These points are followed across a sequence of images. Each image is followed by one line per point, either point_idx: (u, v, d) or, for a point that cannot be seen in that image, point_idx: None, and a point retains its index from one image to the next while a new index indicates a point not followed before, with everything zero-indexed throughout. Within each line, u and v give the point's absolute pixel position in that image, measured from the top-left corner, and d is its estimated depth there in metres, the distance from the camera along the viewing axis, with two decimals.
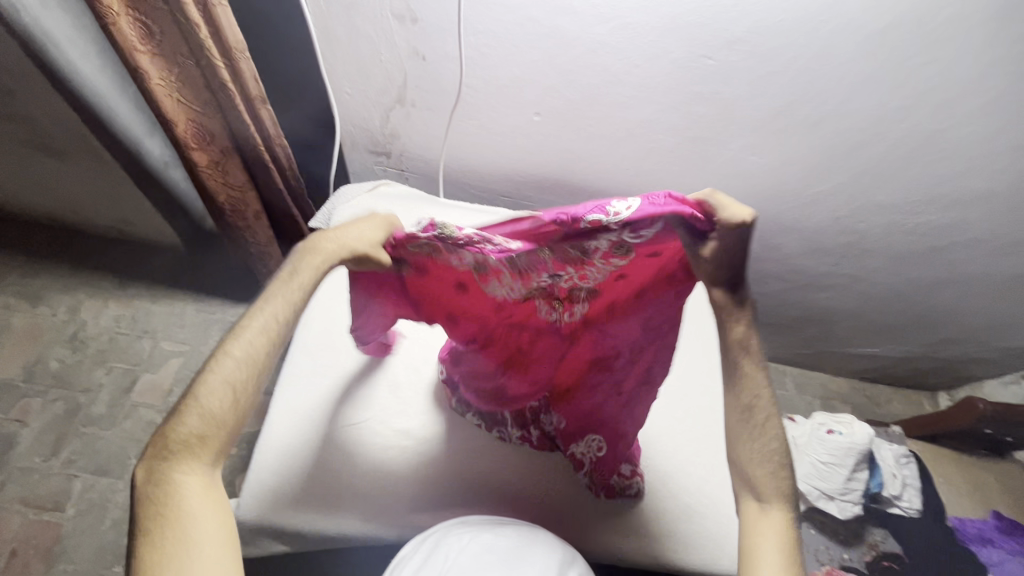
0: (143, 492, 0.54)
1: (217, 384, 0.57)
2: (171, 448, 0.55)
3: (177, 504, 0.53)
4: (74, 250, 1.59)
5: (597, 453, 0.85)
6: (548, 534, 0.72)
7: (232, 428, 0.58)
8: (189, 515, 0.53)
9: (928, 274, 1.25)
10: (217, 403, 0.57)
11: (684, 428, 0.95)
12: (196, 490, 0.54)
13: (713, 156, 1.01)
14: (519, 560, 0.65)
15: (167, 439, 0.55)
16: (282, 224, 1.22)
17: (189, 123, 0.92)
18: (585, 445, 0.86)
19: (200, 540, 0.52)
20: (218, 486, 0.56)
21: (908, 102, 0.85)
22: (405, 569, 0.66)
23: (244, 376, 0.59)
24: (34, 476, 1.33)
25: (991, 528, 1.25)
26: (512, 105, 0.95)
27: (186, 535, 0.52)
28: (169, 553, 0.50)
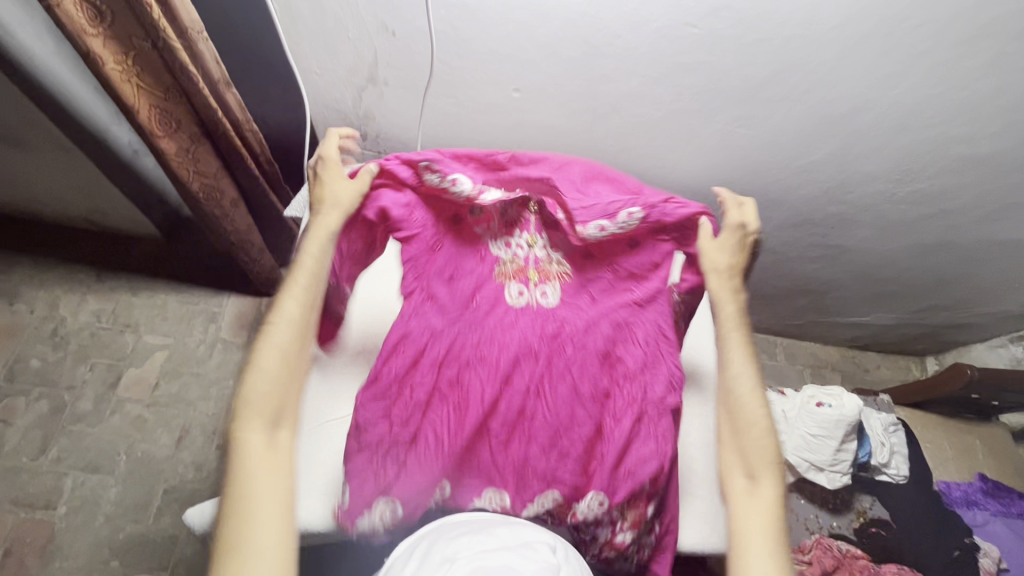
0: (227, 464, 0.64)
1: (279, 335, 0.70)
2: (237, 412, 0.66)
3: (242, 459, 0.63)
4: (45, 244, 1.53)
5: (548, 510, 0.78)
6: (541, 531, 0.69)
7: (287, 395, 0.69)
8: (254, 473, 0.63)
9: (918, 241, 1.24)
10: (270, 367, 0.68)
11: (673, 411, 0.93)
12: (259, 441, 0.65)
13: (701, 129, 0.98)
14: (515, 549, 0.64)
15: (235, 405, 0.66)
16: (258, 207, 1.19)
17: (153, 110, 0.84)
18: (536, 505, 0.78)
19: (259, 501, 0.61)
20: (278, 449, 0.66)
21: (900, 67, 0.81)
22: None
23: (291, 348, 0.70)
24: (23, 476, 1.32)
25: (976, 490, 1.32)
26: (491, 81, 0.91)
27: (250, 499, 0.61)
28: (236, 513, 0.59)
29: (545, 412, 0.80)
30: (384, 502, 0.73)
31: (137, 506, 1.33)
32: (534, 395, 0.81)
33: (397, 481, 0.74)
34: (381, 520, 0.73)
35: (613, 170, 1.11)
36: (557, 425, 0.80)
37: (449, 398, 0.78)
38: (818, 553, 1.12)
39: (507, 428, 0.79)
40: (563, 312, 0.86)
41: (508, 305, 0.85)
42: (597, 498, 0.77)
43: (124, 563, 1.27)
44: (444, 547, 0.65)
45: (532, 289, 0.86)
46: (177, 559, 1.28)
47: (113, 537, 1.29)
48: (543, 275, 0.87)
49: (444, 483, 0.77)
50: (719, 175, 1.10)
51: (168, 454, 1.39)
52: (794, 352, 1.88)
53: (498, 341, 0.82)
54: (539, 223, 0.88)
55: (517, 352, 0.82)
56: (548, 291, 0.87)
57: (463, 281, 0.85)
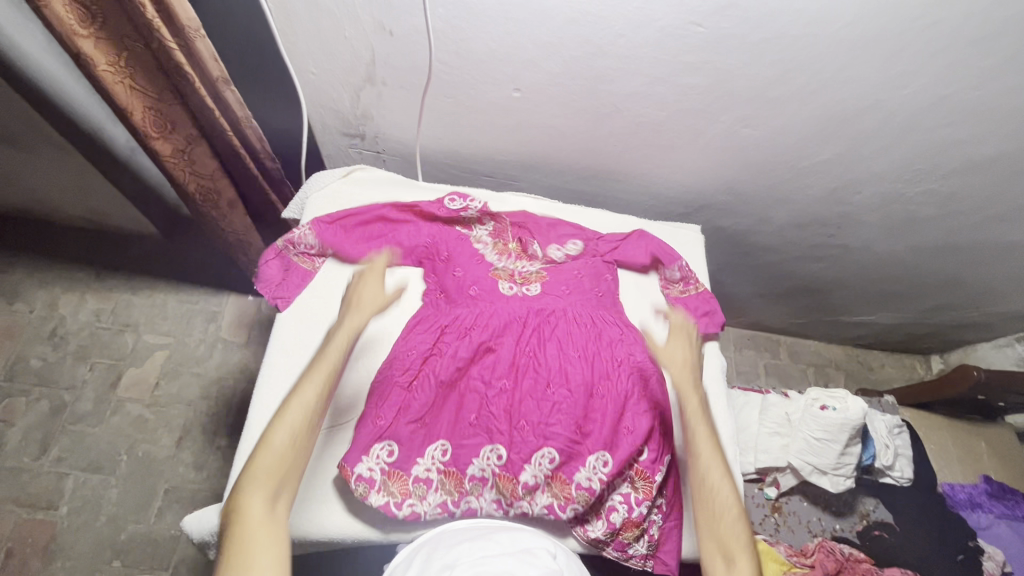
0: (225, 533, 0.59)
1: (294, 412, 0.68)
2: (243, 479, 0.63)
3: (243, 529, 0.59)
4: (44, 243, 1.53)
5: (548, 470, 0.80)
6: (543, 536, 0.68)
7: (296, 464, 0.65)
8: (252, 546, 0.58)
9: (926, 242, 1.22)
10: (283, 436, 0.65)
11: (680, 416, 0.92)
12: (260, 510, 0.60)
13: (706, 129, 0.96)
14: (516, 556, 0.63)
15: (244, 473, 0.63)
16: (258, 206, 1.17)
17: (147, 111, 0.83)
18: (535, 466, 0.80)
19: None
20: (277, 522, 0.60)
21: (911, 67, 0.79)
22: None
23: (305, 417, 0.68)
24: (25, 476, 1.32)
25: (981, 492, 1.30)
26: (491, 81, 0.89)
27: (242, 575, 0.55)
28: None
29: (535, 370, 0.87)
30: (381, 445, 0.78)
31: (138, 506, 1.33)
32: (524, 356, 0.88)
33: (393, 427, 0.79)
34: (379, 464, 0.77)
35: (617, 170, 1.09)
36: (546, 383, 0.86)
37: (445, 355, 0.86)
38: (821, 556, 1.11)
39: (500, 382, 0.86)
40: (547, 297, 0.93)
41: (501, 295, 0.92)
42: (598, 456, 0.81)
43: (126, 563, 1.27)
44: (443, 556, 0.64)
45: (520, 286, 0.93)
46: (178, 559, 1.28)
47: (114, 537, 1.29)
48: (527, 278, 0.95)
49: (441, 439, 0.81)
50: (724, 175, 1.08)
51: (169, 454, 1.39)
52: (797, 351, 1.86)
53: (490, 309, 0.90)
54: (521, 251, 0.99)
55: (507, 319, 0.90)
56: (532, 287, 0.94)
57: (460, 266, 0.93)
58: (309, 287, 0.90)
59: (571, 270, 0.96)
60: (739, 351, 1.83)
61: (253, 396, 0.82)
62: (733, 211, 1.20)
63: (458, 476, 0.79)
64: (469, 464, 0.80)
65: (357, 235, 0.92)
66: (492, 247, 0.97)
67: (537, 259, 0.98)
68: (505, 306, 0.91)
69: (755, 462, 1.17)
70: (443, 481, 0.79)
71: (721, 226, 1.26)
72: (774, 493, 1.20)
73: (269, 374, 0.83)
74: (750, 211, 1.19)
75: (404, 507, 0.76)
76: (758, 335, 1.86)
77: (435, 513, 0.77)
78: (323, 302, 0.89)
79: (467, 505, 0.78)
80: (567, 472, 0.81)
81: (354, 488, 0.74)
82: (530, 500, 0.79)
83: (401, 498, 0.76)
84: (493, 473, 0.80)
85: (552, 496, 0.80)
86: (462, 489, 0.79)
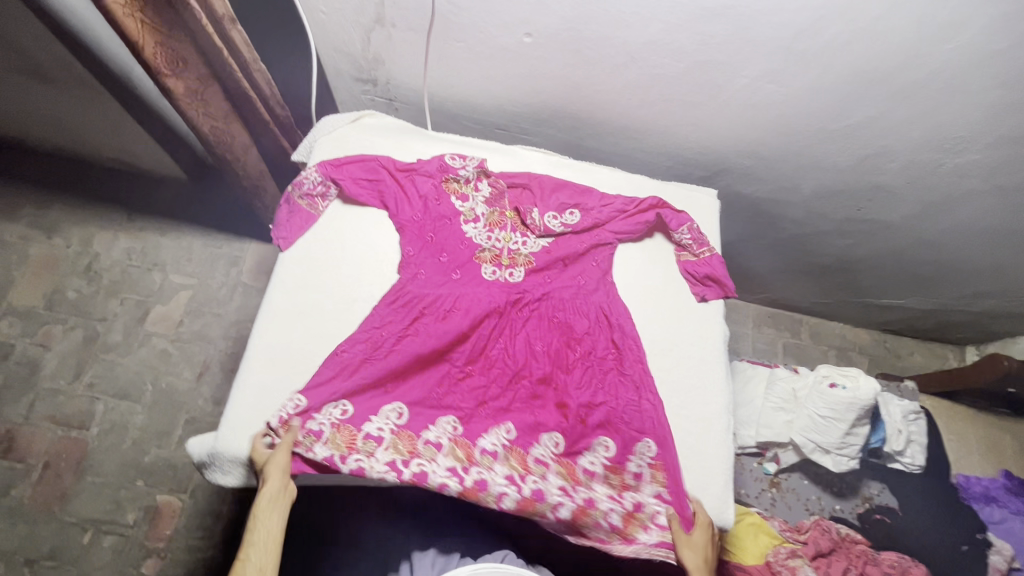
0: None
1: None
2: None
3: None
4: (81, 181, 1.60)
5: (505, 441, 0.80)
6: None
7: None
8: None
9: (966, 221, 1.13)
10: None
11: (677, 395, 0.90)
12: None
13: (726, 85, 0.90)
14: None
15: None
16: (271, 151, 1.19)
17: (159, 48, 0.83)
18: (492, 436, 0.80)
19: None
20: None
21: (958, 17, 0.72)
22: None
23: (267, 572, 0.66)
24: (60, 397, 1.42)
25: (997, 486, 1.25)
26: (500, 24, 0.86)
27: None
28: None
29: (506, 360, 0.87)
30: (334, 404, 0.78)
31: (160, 434, 1.41)
32: (496, 347, 0.87)
33: (345, 382, 0.78)
34: (331, 419, 0.76)
35: (632, 127, 1.05)
36: (515, 372, 0.86)
37: (421, 334, 0.84)
38: (815, 535, 1.10)
39: (468, 368, 0.85)
40: (530, 282, 0.92)
41: (481, 280, 0.90)
42: (552, 436, 0.82)
43: (149, 483, 1.37)
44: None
45: (503, 271, 0.92)
46: (194, 484, 1.37)
47: (138, 459, 1.39)
48: (513, 261, 0.93)
49: (398, 403, 0.80)
50: (745, 136, 1.02)
51: (190, 387, 1.46)
52: (819, 333, 1.80)
53: (470, 295, 0.88)
54: (519, 222, 0.96)
55: (486, 304, 0.88)
56: (516, 272, 0.92)
57: (447, 240, 0.92)
58: (313, 228, 0.91)
59: (560, 247, 0.95)
60: (757, 328, 1.78)
61: (252, 334, 0.84)
62: (754, 177, 1.14)
63: (411, 438, 0.77)
64: (425, 431, 0.79)
65: (353, 177, 0.92)
66: (482, 218, 0.95)
67: (535, 230, 0.94)
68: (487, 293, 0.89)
69: (756, 436, 1.15)
70: (395, 441, 0.76)
71: (742, 193, 1.21)
72: (773, 468, 1.19)
73: (270, 310, 0.85)
74: (772, 178, 1.13)
75: (350, 462, 0.73)
76: (779, 313, 1.80)
77: (384, 470, 0.73)
78: (322, 249, 0.90)
79: (418, 467, 0.75)
80: (524, 445, 0.80)
81: (301, 440, 0.74)
82: (489, 468, 0.77)
83: (349, 452, 0.74)
84: (449, 440, 0.79)
85: (510, 467, 0.78)
86: (414, 450, 0.76)
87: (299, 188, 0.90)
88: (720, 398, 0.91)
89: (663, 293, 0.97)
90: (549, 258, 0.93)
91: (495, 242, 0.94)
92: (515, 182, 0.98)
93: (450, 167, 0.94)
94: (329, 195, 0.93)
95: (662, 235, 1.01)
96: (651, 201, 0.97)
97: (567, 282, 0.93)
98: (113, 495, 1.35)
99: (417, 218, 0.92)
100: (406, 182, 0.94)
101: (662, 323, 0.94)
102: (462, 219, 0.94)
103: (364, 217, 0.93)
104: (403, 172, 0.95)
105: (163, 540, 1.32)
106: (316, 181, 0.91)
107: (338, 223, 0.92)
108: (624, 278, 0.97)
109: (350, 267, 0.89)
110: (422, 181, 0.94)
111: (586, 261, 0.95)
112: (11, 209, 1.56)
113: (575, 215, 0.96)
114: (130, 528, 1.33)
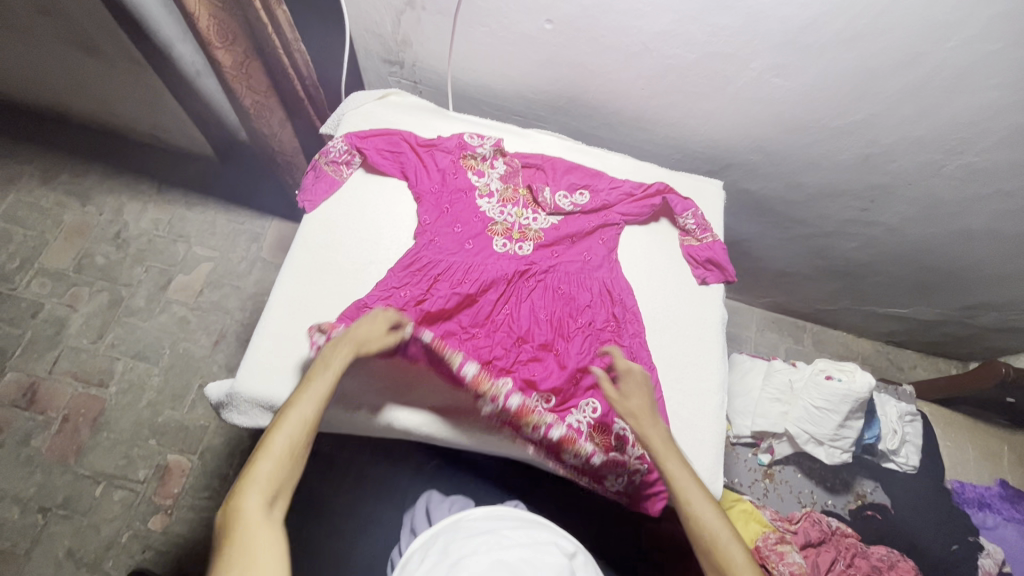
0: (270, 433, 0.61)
1: (251, 497, 0.56)
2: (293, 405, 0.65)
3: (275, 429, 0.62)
4: (118, 154, 1.69)
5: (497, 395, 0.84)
6: (548, 532, 0.74)
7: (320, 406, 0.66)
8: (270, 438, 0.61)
9: (969, 227, 1.15)
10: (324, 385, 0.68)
11: (673, 372, 0.93)
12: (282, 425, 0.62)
13: (735, 78, 0.95)
14: (532, 547, 0.68)
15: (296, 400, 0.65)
16: (301, 127, 1.26)
17: (211, 20, 0.90)
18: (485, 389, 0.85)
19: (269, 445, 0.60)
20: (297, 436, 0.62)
21: (955, 16, 0.76)
22: (423, 563, 0.70)
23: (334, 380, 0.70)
24: (83, 355, 1.49)
25: (992, 493, 1.25)
26: (524, 9, 0.91)
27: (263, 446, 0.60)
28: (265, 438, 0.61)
29: (510, 326, 0.91)
30: None
31: (175, 396, 1.47)
32: (501, 312, 0.91)
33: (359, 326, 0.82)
34: None
35: (644, 118, 1.10)
36: (518, 337, 0.90)
37: (433, 297, 0.87)
38: (805, 526, 1.11)
39: (474, 329, 0.89)
40: (538, 257, 0.97)
41: (493, 252, 0.95)
42: (544, 395, 0.86)
43: (161, 443, 1.42)
44: (459, 547, 0.69)
45: (514, 243, 0.97)
46: (204, 446, 1.42)
47: (153, 419, 1.44)
48: (524, 235, 0.98)
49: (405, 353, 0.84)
50: (753, 130, 1.07)
51: (205, 353, 1.52)
52: (822, 340, 1.82)
53: (481, 265, 0.93)
54: (530, 200, 1.01)
55: (494, 272, 0.93)
56: (526, 245, 0.97)
57: (462, 211, 0.97)
58: (335, 194, 0.96)
59: (567, 225, 0.99)
60: (760, 332, 1.80)
61: (274, 286, 0.89)
62: (759, 173, 1.19)
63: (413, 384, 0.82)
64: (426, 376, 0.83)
65: (376, 149, 0.98)
66: (495, 193, 1.00)
67: (546, 208, 0.99)
68: (495, 263, 0.94)
69: (751, 425, 1.18)
70: None
71: (748, 189, 1.25)
72: (767, 459, 1.21)
73: (290, 265, 0.90)
74: (777, 175, 1.18)
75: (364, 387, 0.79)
76: (782, 318, 1.83)
77: None
78: (342, 213, 0.95)
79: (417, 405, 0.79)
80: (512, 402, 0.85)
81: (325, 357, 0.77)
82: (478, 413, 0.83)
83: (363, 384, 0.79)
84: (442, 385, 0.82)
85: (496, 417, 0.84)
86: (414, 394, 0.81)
87: (326, 155, 0.96)
88: (715, 376, 0.94)
89: (667, 275, 1.01)
90: (555, 236, 0.98)
91: (506, 217, 0.98)
92: (528, 163, 1.03)
93: (469, 145, 1.00)
94: (353, 163, 0.98)
95: (666, 221, 1.05)
96: (659, 186, 1.01)
97: (572, 258, 0.97)
98: (126, 452, 1.40)
99: (434, 190, 0.97)
100: (425, 156, 0.99)
101: (663, 301, 0.98)
102: (477, 193, 0.99)
103: (384, 186, 0.98)
104: (424, 147, 1.00)
105: (170, 497, 1.36)
106: (341, 150, 0.96)
107: (360, 191, 0.97)
108: (628, 257, 1.01)
109: (368, 232, 0.94)
110: (442, 156, 1.00)
111: (592, 240, 0.99)
112: (49, 176, 1.65)
113: (583, 197, 1.00)
114: (141, 484, 1.37)
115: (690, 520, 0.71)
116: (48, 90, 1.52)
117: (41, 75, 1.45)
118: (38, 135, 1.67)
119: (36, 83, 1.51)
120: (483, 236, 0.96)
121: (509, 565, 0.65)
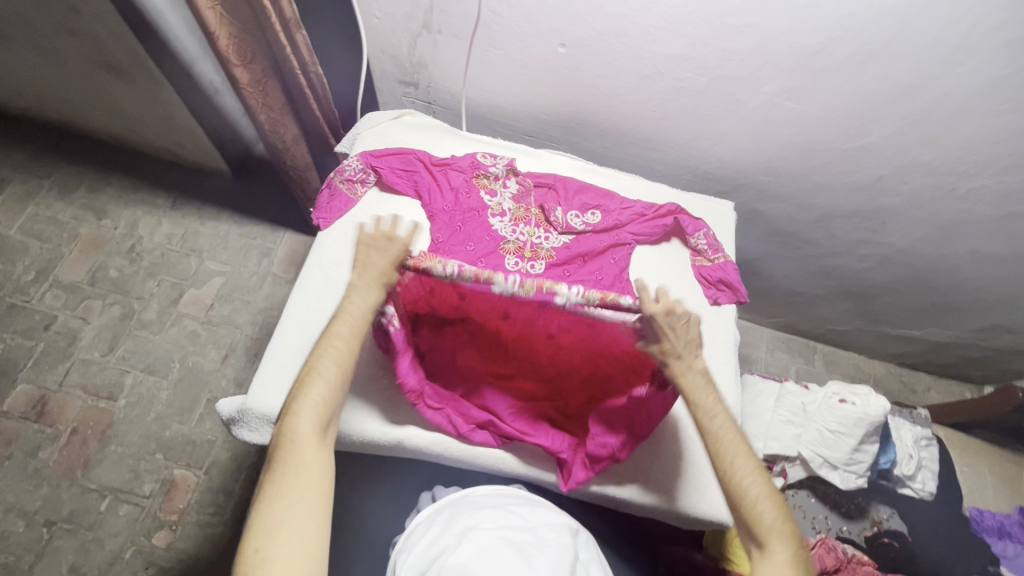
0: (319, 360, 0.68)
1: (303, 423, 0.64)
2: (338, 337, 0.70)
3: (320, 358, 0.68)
4: (135, 170, 1.72)
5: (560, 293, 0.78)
6: (553, 511, 0.75)
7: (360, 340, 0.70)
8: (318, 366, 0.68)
9: (982, 250, 1.14)
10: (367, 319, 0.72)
11: None
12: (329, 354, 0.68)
13: (748, 100, 0.96)
14: (538, 527, 0.69)
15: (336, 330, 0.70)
16: (316, 145, 1.28)
17: (231, 41, 0.92)
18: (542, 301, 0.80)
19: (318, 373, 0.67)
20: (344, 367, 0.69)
21: (966, 42, 0.77)
22: (431, 530, 0.72)
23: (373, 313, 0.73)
24: (94, 368, 1.49)
25: (1011, 521, 1.21)
26: (539, 34, 0.93)
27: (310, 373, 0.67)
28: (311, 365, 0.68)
29: None
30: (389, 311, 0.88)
31: (183, 410, 1.47)
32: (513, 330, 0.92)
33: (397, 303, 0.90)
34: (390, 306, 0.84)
35: (655, 138, 1.11)
36: None
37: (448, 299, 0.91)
38: (820, 553, 1.08)
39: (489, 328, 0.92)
40: (549, 275, 0.97)
41: (504, 270, 0.95)
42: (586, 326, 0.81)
43: (167, 457, 1.41)
44: (466, 517, 0.71)
45: (525, 262, 0.97)
46: (211, 460, 1.41)
47: (160, 432, 1.44)
48: (536, 253, 0.98)
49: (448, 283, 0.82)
50: (764, 151, 1.08)
51: (215, 367, 1.52)
52: (833, 361, 1.80)
53: None
54: (542, 218, 1.02)
55: None
56: (538, 264, 0.97)
57: (474, 228, 0.98)
58: (349, 211, 0.97)
59: (579, 244, 0.99)
60: (771, 352, 1.79)
61: (288, 301, 0.90)
62: (770, 194, 1.19)
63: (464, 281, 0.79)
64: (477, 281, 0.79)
65: (391, 168, 1.00)
66: (507, 211, 1.01)
67: (558, 227, 1.00)
68: None
69: (764, 448, 1.15)
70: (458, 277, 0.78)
71: (758, 209, 1.26)
72: (780, 484, 1.17)
73: (303, 281, 0.91)
74: (787, 195, 1.18)
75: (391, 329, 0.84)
76: (793, 339, 1.81)
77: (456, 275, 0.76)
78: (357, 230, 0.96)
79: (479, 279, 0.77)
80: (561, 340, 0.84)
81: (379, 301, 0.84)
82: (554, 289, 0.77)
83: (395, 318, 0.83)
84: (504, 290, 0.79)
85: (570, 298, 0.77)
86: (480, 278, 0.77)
87: (341, 174, 0.98)
88: (728, 398, 0.94)
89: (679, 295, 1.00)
90: (565, 254, 0.98)
91: (517, 236, 0.99)
92: (541, 181, 1.04)
93: (482, 163, 1.02)
94: (368, 181, 1.00)
95: (679, 241, 1.05)
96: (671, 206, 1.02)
97: (585, 275, 0.97)
98: (133, 465, 1.40)
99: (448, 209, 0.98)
100: (439, 175, 1.01)
101: None
102: (489, 212, 1.00)
103: (397, 204, 0.99)
104: (438, 166, 1.02)
105: (175, 513, 1.35)
106: (357, 168, 0.99)
107: (374, 208, 0.99)
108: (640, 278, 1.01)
109: None
110: (455, 175, 1.01)
111: (604, 259, 0.99)
112: (68, 190, 1.68)
113: (595, 216, 1.01)
114: (146, 499, 1.36)
115: (734, 489, 0.68)
116: (70, 107, 1.56)
117: (64, 91, 1.48)
118: (58, 151, 1.71)
119: (59, 101, 1.55)
120: (495, 254, 0.96)
121: (515, 543, 0.65)
